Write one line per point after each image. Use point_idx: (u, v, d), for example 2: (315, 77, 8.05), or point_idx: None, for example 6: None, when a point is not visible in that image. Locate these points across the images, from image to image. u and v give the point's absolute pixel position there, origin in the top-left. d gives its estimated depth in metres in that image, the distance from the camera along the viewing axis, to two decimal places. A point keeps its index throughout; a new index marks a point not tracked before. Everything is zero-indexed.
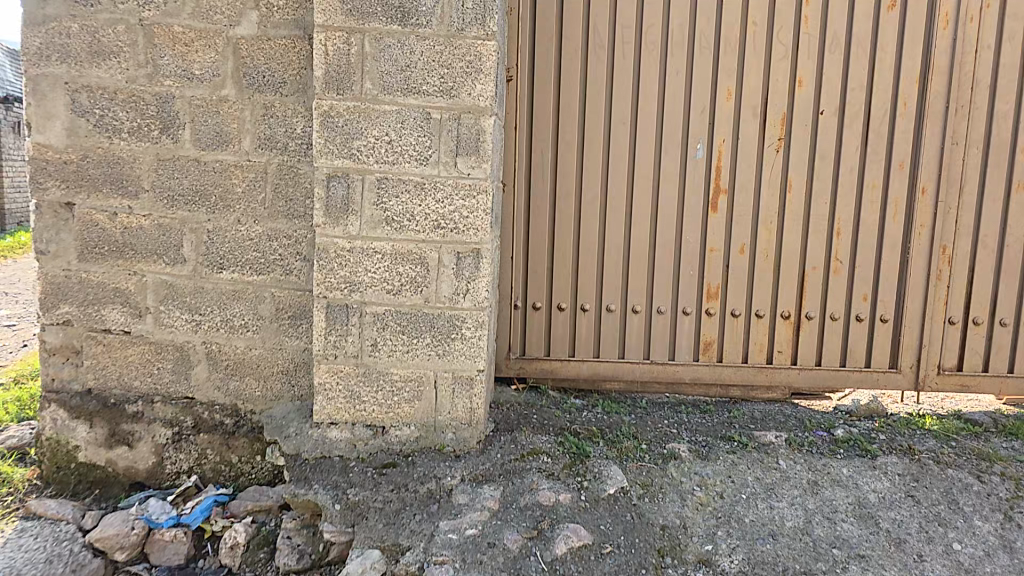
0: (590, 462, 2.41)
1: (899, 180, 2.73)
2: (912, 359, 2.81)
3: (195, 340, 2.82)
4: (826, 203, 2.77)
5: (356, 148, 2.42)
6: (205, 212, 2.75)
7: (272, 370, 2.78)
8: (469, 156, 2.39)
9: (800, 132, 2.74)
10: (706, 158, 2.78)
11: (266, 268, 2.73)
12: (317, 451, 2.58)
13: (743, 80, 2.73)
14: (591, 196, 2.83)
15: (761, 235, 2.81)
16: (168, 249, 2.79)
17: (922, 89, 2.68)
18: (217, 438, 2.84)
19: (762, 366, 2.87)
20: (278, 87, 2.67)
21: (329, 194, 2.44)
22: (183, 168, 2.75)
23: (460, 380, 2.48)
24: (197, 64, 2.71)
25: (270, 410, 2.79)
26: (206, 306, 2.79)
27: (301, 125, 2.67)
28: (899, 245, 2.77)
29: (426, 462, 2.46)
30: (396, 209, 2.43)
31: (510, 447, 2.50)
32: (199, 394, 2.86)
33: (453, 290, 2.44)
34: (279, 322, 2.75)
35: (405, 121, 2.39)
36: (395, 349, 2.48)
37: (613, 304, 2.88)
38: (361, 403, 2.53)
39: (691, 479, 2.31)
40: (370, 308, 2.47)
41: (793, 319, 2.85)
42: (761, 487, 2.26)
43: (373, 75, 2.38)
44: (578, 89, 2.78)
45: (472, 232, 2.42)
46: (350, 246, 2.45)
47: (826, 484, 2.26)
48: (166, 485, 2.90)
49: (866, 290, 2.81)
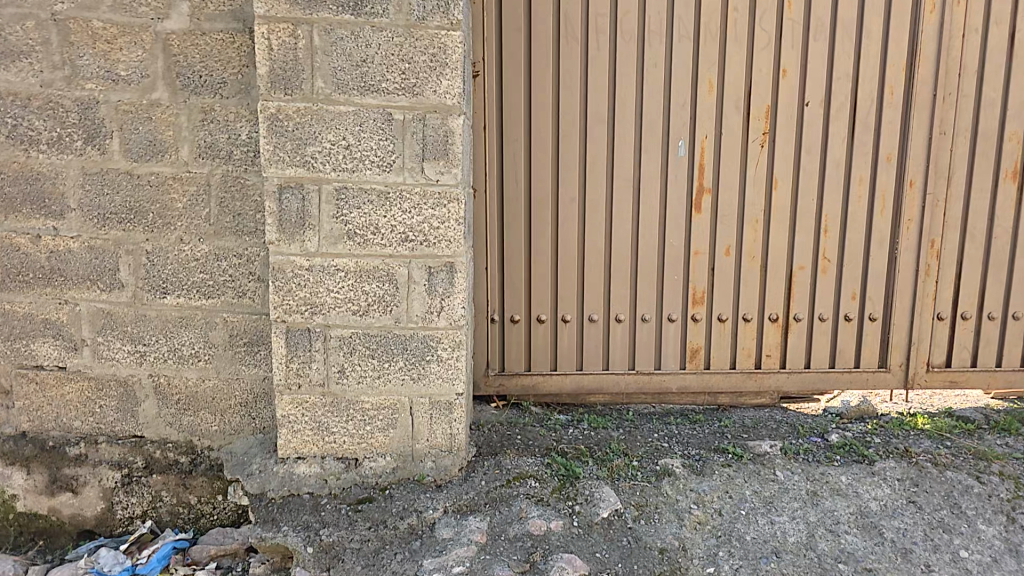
0: (581, 484, 2.27)
1: (887, 172, 2.65)
2: (901, 357, 2.76)
3: (141, 373, 2.54)
4: (813, 199, 2.68)
5: (309, 155, 2.17)
6: (142, 230, 2.46)
7: (229, 403, 2.53)
8: (437, 161, 2.18)
9: (785, 125, 2.62)
10: (689, 156, 2.64)
11: (216, 291, 2.46)
12: (284, 489, 2.34)
13: (725, 71, 2.58)
14: (568, 201, 2.66)
15: (747, 234, 2.69)
16: (102, 274, 2.49)
17: (908, 77, 2.59)
18: (172, 479, 2.58)
19: (751, 371, 2.79)
20: (218, 88, 2.38)
21: (282, 209, 2.20)
22: (113, 182, 2.44)
23: (438, 406, 2.30)
24: (122, 64, 2.39)
25: (230, 446, 2.55)
26: (151, 336, 2.51)
27: (246, 129, 2.39)
28: (887, 239, 2.70)
29: (404, 495, 2.26)
30: (358, 222, 2.20)
31: (495, 472, 2.34)
32: (149, 432, 2.59)
33: (426, 308, 2.24)
34: (234, 349, 2.49)
35: (364, 123, 2.16)
36: (364, 375, 2.27)
37: (596, 314, 2.74)
38: (330, 435, 2.32)
39: (687, 497, 2.19)
40: (335, 332, 2.25)
41: (782, 321, 2.77)
42: (761, 502, 2.16)
43: (324, 72, 2.13)
44: (551, 85, 2.58)
45: (444, 245, 2.21)
46: (309, 264, 2.22)
47: (827, 494, 2.17)
48: (119, 532, 2.63)
49: (854, 288, 2.74)
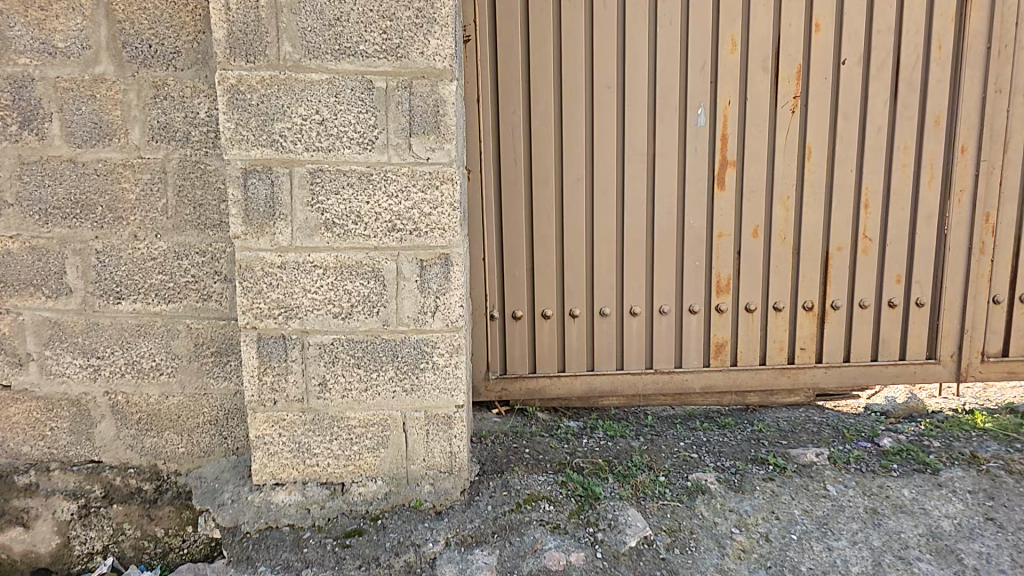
0: (603, 506, 1.97)
1: (935, 138, 2.35)
2: (952, 347, 2.48)
3: (95, 391, 2.22)
4: (851, 171, 2.37)
5: (277, 133, 1.85)
6: (89, 227, 2.13)
7: (197, 421, 2.22)
8: (427, 135, 1.86)
9: (819, 87, 2.31)
10: (710, 126, 2.34)
11: (177, 294, 2.15)
12: (260, 521, 2.03)
13: (751, 27, 2.27)
14: (574, 180, 2.35)
15: (777, 213, 2.39)
16: (48, 278, 2.16)
17: (958, 29, 2.29)
18: (135, 509, 2.26)
19: (784, 366, 2.50)
20: (171, 59, 2.05)
21: (247, 197, 1.88)
22: (54, 172, 2.11)
23: (436, 421, 1.99)
24: (60, 34, 2.06)
25: (199, 470, 2.24)
26: (105, 348, 2.19)
27: (204, 107, 2.07)
28: (935, 214, 2.40)
29: (400, 526, 1.96)
30: (336, 209, 1.88)
31: (502, 494, 2.04)
32: (108, 457, 2.28)
33: (419, 309, 1.93)
34: (200, 360, 2.18)
35: (340, 94, 1.84)
36: (349, 387, 1.96)
37: (608, 308, 2.44)
38: (312, 457, 2.01)
39: (727, 520, 1.90)
40: (313, 338, 1.94)
41: (817, 310, 2.47)
42: (814, 524, 1.87)
43: (291, 34, 1.81)
44: (552, 47, 2.27)
45: (438, 234, 1.90)
46: (281, 260, 1.90)
47: (889, 512, 1.89)
48: (76, 571, 2.25)
49: (898, 271, 2.44)
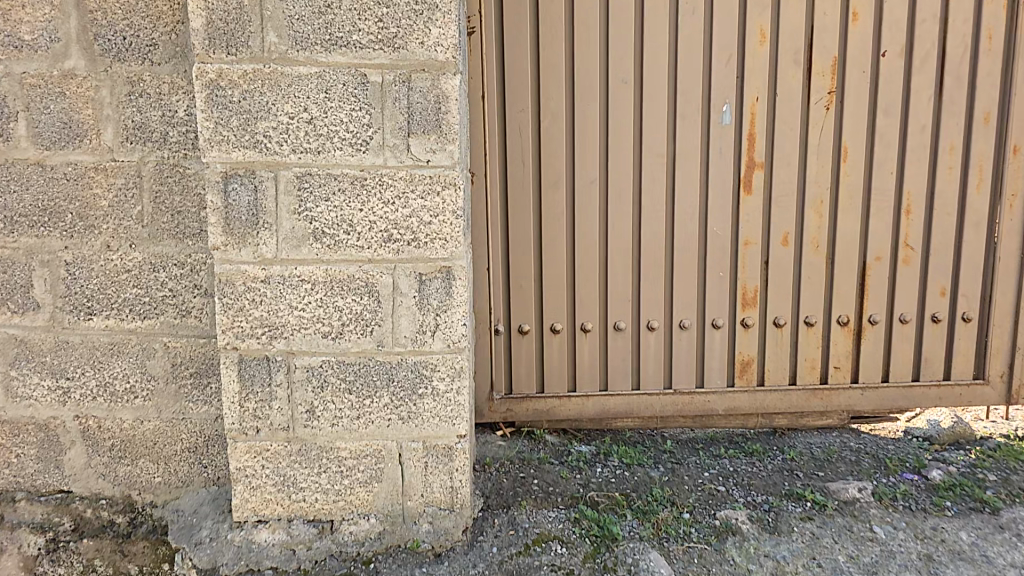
0: (622, 549, 1.76)
1: (983, 138, 2.15)
2: (1001, 366, 2.27)
3: (65, 414, 2.03)
4: (890, 173, 2.17)
5: (262, 133, 1.67)
6: (58, 236, 1.94)
7: (174, 449, 2.03)
8: (428, 136, 1.67)
9: (857, 81, 2.12)
10: (735, 124, 2.14)
11: (153, 310, 1.96)
12: (240, 563, 1.84)
13: (783, 15, 2.08)
14: (586, 184, 2.15)
15: (810, 219, 2.19)
16: (13, 292, 1.98)
17: (1010, 18, 2.10)
18: (106, 544, 2.04)
19: (816, 387, 2.29)
20: (147, 52, 1.87)
21: (228, 204, 1.69)
22: (21, 176, 1.93)
23: (435, 453, 1.79)
24: (27, 26, 1.88)
25: (177, 502, 2.05)
26: (75, 368, 2.00)
27: (184, 104, 1.89)
28: (984, 221, 2.20)
29: (394, 571, 1.76)
30: (326, 218, 1.69)
31: (509, 534, 1.84)
32: (78, 487, 2.08)
33: (416, 327, 1.74)
34: (178, 382, 1.99)
35: (330, 89, 1.65)
36: (339, 415, 1.77)
37: (623, 322, 2.24)
38: (298, 491, 1.81)
39: (763, 567, 1.69)
40: (300, 360, 1.74)
41: (853, 325, 2.26)
42: (861, 572, 1.66)
43: (276, 23, 1.62)
44: (563, 39, 2.08)
45: (439, 245, 1.70)
46: (265, 274, 1.71)
47: (946, 560, 1.68)
48: None
49: (943, 282, 2.23)
